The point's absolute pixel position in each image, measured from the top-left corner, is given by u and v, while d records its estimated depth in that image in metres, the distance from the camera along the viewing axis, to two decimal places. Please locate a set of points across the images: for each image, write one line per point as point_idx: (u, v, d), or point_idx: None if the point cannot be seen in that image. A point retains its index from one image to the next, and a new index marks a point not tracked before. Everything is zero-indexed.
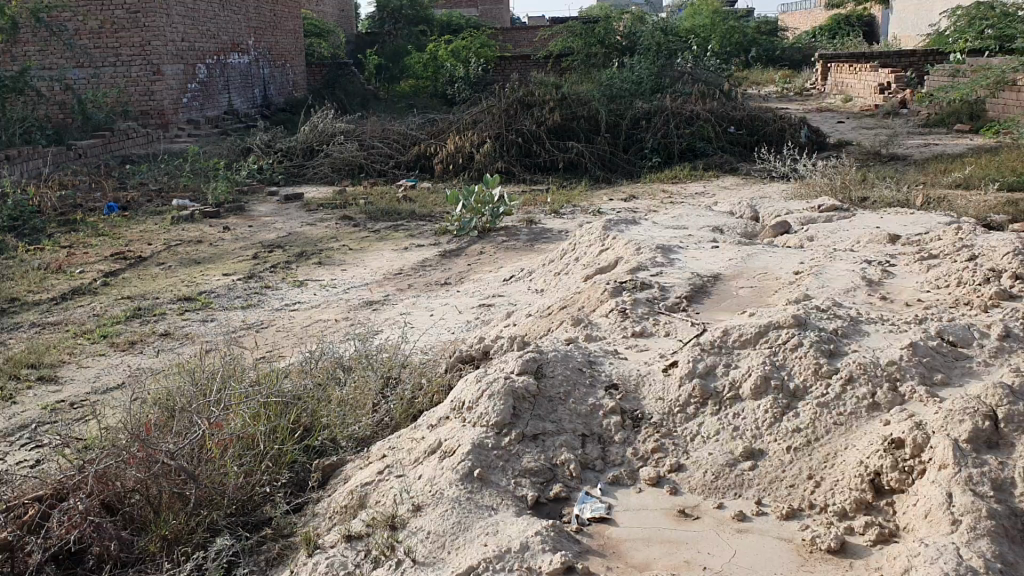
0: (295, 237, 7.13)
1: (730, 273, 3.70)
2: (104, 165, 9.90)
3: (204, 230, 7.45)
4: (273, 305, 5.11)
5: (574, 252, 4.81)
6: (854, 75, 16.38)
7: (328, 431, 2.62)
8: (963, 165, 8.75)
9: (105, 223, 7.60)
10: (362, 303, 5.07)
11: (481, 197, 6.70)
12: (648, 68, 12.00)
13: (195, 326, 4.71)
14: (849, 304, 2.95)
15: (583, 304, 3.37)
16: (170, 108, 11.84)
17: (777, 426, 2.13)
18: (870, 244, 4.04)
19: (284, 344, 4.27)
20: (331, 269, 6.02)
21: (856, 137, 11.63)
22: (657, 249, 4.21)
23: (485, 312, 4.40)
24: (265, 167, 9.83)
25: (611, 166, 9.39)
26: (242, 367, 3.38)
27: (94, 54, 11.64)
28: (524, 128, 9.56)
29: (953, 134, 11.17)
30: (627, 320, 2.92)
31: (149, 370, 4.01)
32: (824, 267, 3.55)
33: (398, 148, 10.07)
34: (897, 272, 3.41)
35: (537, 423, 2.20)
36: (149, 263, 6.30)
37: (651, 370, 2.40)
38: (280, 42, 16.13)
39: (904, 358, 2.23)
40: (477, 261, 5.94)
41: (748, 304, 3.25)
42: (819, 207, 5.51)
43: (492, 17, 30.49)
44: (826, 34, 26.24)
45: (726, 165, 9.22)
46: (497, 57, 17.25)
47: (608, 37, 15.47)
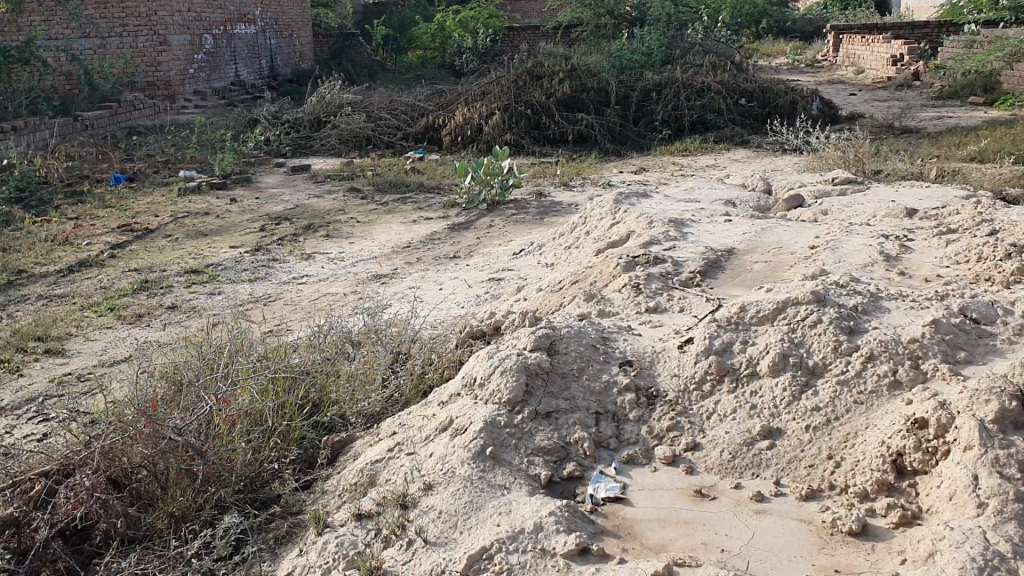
0: (302, 209, 7.08)
1: (744, 247, 3.64)
2: (111, 137, 9.85)
3: (211, 202, 7.41)
4: (281, 279, 5.06)
5: (584, 226, 4.76)
6: (866, 46, 16.18)
7: (337, 407, 2.59)
8: (978, 138, 8.64)
9: (112, 195, 7.55)
10: (371, 276, 5.02)
11: (490, 170, 6.63)
12: (659, 39, 11.86)
13: (202, 298, 4.68)
14: (866, 279, 2.89)
15: (595, 278, 3.32)
16: (177, 78, 11.76)
17: (796, 405, 2.08)
18: (887, 218, 3.98)
19: (292, 319, 4.23)
20: (339, 242, 5.97)
21: (868, 110, 11.49)
22: (670, 223, 4.15)
23: (495, 286, 4.35)
24: (272, 138, 9.76)
25: (621, 139, 9.30)
26: (250, 342, 3.35)
27: (100, 24, 11.55)
28: (533, 99, 9.46)
29: (967, 107, 11.02)
30: (641, 295, 2.87)
31: (157, 343, 3.98)
32: (840, 241, 3.49)
33: (406, 119, 9.99)
34: (915, 247, 3.35)
35: (550, 400, 2.16)
36: (156, 235, 6.26)
37: (666, 346, 2.36)
38: (287, 12, 15.99)
39: (926, 335, 2.17)
40: (486, 234, 5.89)
41: (763, 278, 3.20)
42: (833, 180, 5.43)
43: None
44: (838, 5, 25.92)
45: (737, 138, 9.12)
46: (505, 27, 17.08)
47: (617, 7, 15.29)
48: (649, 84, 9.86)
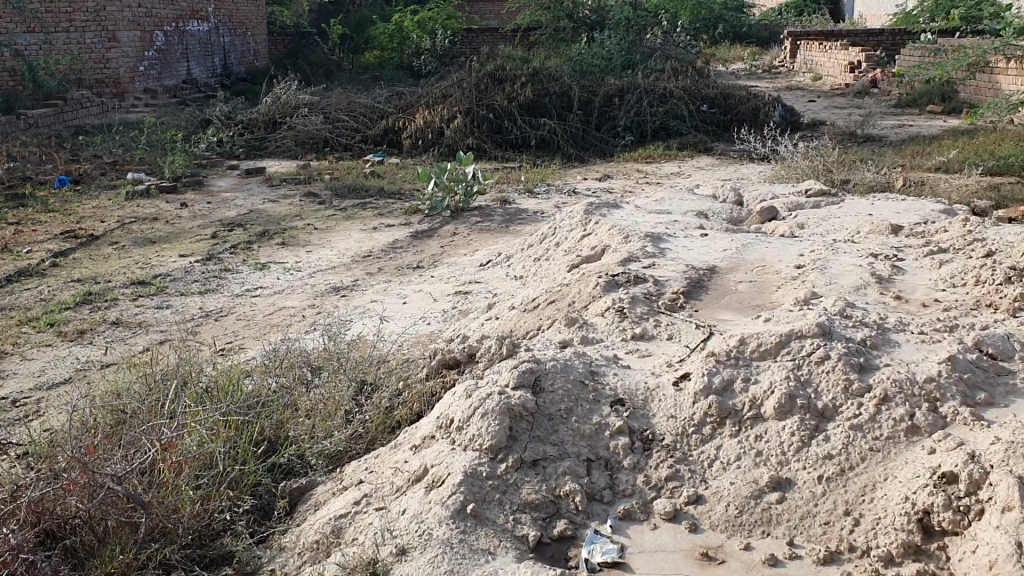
0: (256, 215, 6.81)
1: (726, 266, 3.46)
2: (57, 136, 9.45)
3: (160, 206, 7.09)
4: (234, 291, 4.79)
5: (555, 238, 4.57)
6: (823, 53, 16.26)
7: (295, 448, 2.35)
8: (943, 147, 8.59)
9: (55, 198, 7.20)
10: (330, 288, 4.78)
11: (453, 175, 6.41)
12: (620, 43, 11.76)
13: (150, 313, 4.40)
14: (862, 305, 2.73)
15: (573, 298, 3.12)
16: (126, 76, 11.38)
17: (805, 452, 1.90)
18: (871, 234, 3.83)
19: (246, 336, 3.97)
20: (296, 250, 5.72)
21: (830, 117, 11.48)
22: (646, 238, 3.97)
23: (463, 302, 4.14)
24: (225, 139, 9.44)
25: (584, 144, 9.13)
26: (199, 367, 3.10)
27: (46, 19, 11.02)
28: (495, 103, 9.26)
29: (927, 115, 11.04)
30: (625, 320, 2.67)
31: (100, 363, 3.70)
32: (827, 261, 3.32)
33: (364, 121, 9.72)
34: (907, 267, 3.20)
35: (536, 446, 1.95)
36: (101, 242, 5.94)
37: (660, 382, 2.15)
38: (240, 9, 15.67)
39: (943, 373, 2.00)
40: (450, 243, 5.68)
41: (751, 301, 3.02)
42: (807, 192, 5.30)
43: None
44: (793, 12, 26.24)
45: (701, 145, 9.01)
46: (463, 29, 16.89)
47: (576, 11, 15.15)
48: (612, 89, 9.71)
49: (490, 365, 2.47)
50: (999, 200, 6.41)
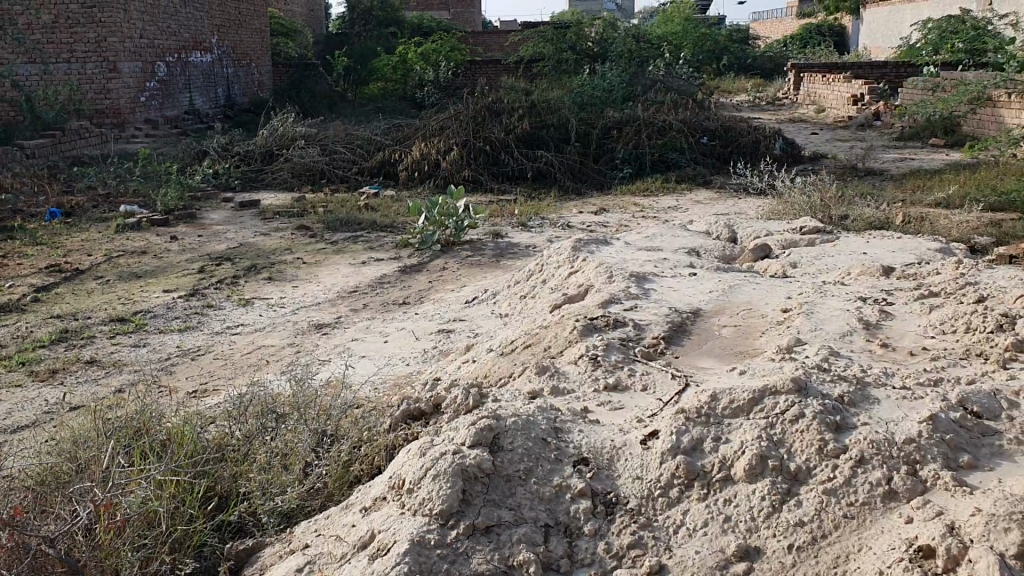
0: (246, 248, 6.73)
1: (711, 308, 3.36)
2: (53, 167, 9.39)
3: (150, 240, 7.01)
4: (214, 329, 4.70)
5: (541, 276, 4.49)
6: (826, 85, 16.23)
7: (246, 504, 2.25)
8: (944, 181, 8.49)
9: (45, 231, 7.14)
10: (311, 325, 4.69)
11: (444, 210, 6.33)
12: (620, 76, 11.75)
13: (126, 352, 4.30)
14: (847, 355, 2.62)
15: (550, 342, 3.01)
16: (126, 106, 11.33)
17: (776, 518, 1.79)
18: (862, 275, 3.73)
19: (220, 378, 3.87)
20: (282, 285, 5.63)
21: (832, 150, 11.42)
22: (631, 277, 3.87)
23: (444, 342, 4.04)
24: (220, 171, 9.40)
25: (581, 177, 9.06)
26: (162, 414, 3.00)
27: (47, 50, 11.04)
28: (492, 135, 9.19)
29: (929, 149, 10.98)
30: (599, 369, 2.56)
31: (68, 406, 3.60)
32: (814, 304, 3.22)
33: (361, 153, 9.67)
34: (896, 312, 3.09)
35: (491, 511, 1.84)
36: (86, 277, 5.86)
37: (628, 440, 2.05)
38: (243, 41, 15.75)
39: (923, 434, 1.89)
40: (439, 278, 5.59)
41: (734, 347, 2.91)
42: (801, 229, 5.21)
43: (464, 22, 30.99)
44: (797, 43, 26.35)
45: (700, 178, 8.94)
46: (466, 61, 16.93)
47: (579, 43, 15.17)
48: (610, 121, 9.66)
49: (453, 420, 2.36)
50: (999, 237, 6.30)
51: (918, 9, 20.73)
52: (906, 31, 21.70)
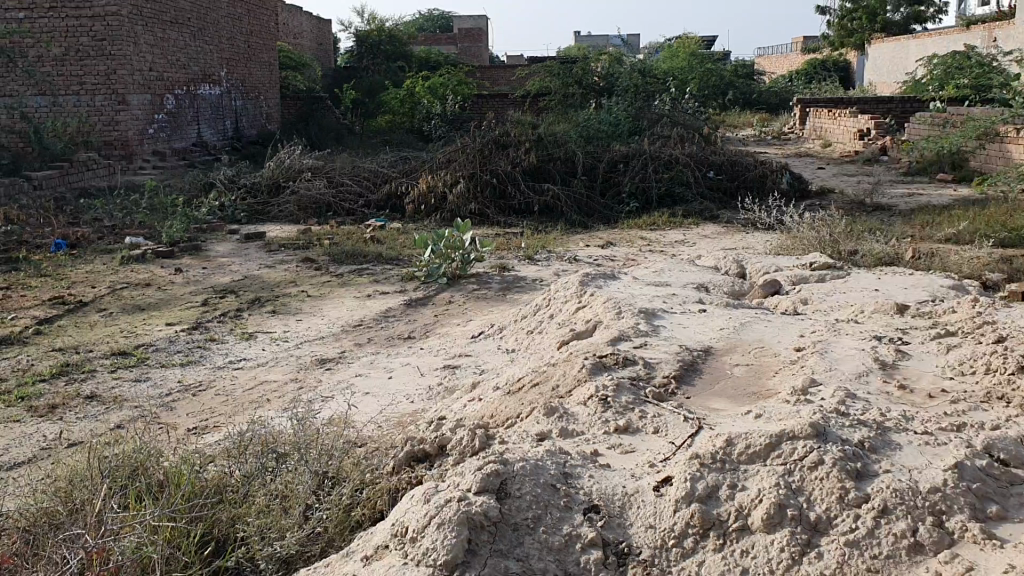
0: (251, 281, 6.69)
1: (722, 346, 3.29)
2: (60, 198, 9.38)
3: (154, 272, 6.97)
4: (216, 363, 4.64)
5: (548, 312, 4.42)
6: (832, 120, 16.25)
7: (244, 550, 2.19)
8: (954, 217, 8.43)
9: (50, 262, 7.10)
10: (314, 360, 4.62)
11: (450, 243, 6.28)
12: (626, 110, 11.77)
13: (127, 386, 4.24)
14: (864, 397, 2.54)
15: (558, 382, 2.94)
16: (135, 138, 11.35)
17: (796, 571, 1.71)
18: (876, 314, 3.66)
19: (221, 415, 3.80)
20: (286, 319, 5.57)
21: (839, 184, 11.38)
22: (640, 313, 3.80)
23: (449, 379, 3.97)
24: (226, 204, 9.39)
25: (588, 210, 9.02)
26: (160, 455, 2.94)
27: (57, 82, 11.09)
28: (499, 168, 9.15)
29: (937, 184, 10.93)
30: (609, 410, 2.48)
31: (67, 441, 3.53)
32: (828, 344, 3.15)
33: (368, 186, 9.65)
34: (912, 352, 3.02)
35: (497, 562, 1.78)
36: (90, 309, 5.81)
37: (640, 486, 1.97)
38: (252, 73, 15.84)
39: (949, 483, 1.83)
40: (444, 312, 5.52)
41: (747, 388, 2.83)
42: (811, 265, 5.14)
43: (472, 56, 31.27)
44: (802, 78, 26.47)
45: (706, 213, 8.89)
46: (474, 94, 16.99)
47: (585, 78, 15.23)
48: (617, 155, 9.64)
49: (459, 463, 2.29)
50: (1011, 274, 6.23)
51: (923, 45, 20.86)
52: (911, 66, 21.80)
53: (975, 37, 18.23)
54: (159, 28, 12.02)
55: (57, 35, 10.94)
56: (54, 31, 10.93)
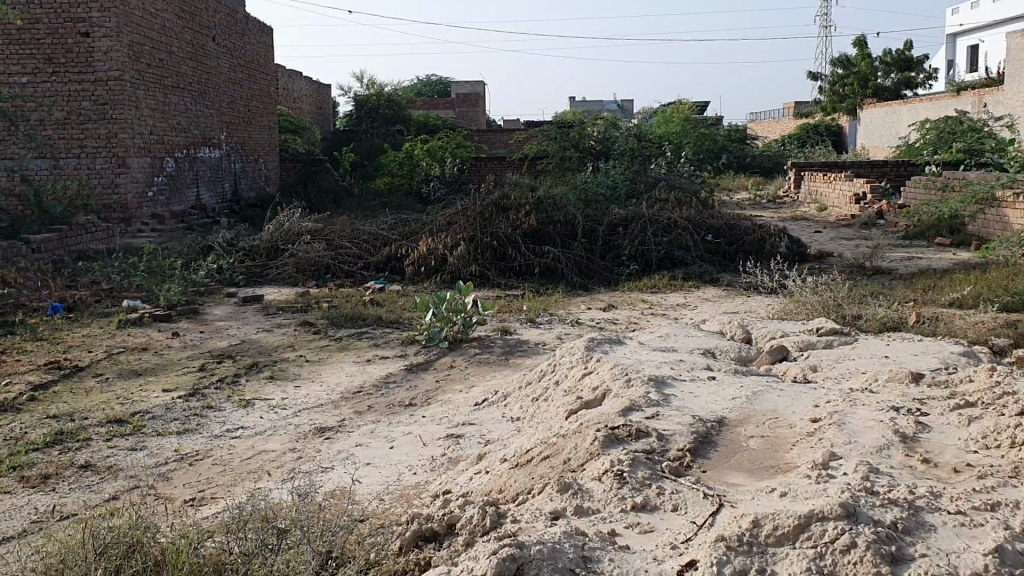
0: (249, 345, 6.61)
1: (735, 416, 3.20)
2: (58, 261, 9.32)
3: (151, 336, 6.88)
4: (214, 431, 4.53)
5: (553, 378, 4.36)
6: (827, 183, 16.33)
7: None
8: (955, 281, 8.41)
9: (46, 326, 7.02)
10: (314, 428, 4.52)
11: (452, 305, 6.21)
12: (624, 174, 11.83)
13: (122, 455, 4.13)
14: (888, 472, 2.46)
15: (569, 454, 2.85)
16: (134, 201, 11.34)
17: None
18: (891, 382, 3.58)
19: (219, 486, 3.70)
20: (284, 385, 5.48)
21: (837, 248, 11.39)
22: (649, 381, 3.73)
23: (453, 448, 3.87)
24: (225, 266, 9.35)
25: (588, 273, 8.98)
26: (157, 531, 2.83)
27: (58, 145, 11.11)
28: (499, 230, 9.14)
29: (934, 248, 10.94)
30: (624, 487, 2.41)
31: (60, 513, 3.41)
32: (845, 415, 3.07)
33: (367, 248, 9.62)
34: (932, 424, 2.95)
35: None
36: (85, 374, 5.71)
37: (663, 570, 1.95)
38: (252, 137, 15.95)
39: (990, 568, 1.83)
40: (446, 377, 5.44)
41: (764, 461, 2.75)
42: (817, 330, 5.08)
43: (469, 120, 31.57)
44: (795, 143, 26.74)
45: (707, 276, 8.86)
46: (472, 158, 17.11)
47: (582, 142, 15.35)
48: (616, 218, 9.65)
49: (476, 545, 2.25)
50: (1016, 338, 6.18)
51: (915, 111, 21.13)
52: (903, 131, 22.02)
53: (966, 102, 18.44)
54: (160, 92, 12.12)
55: (59, 100, 11.00)
56: (56, 95, 10.99)
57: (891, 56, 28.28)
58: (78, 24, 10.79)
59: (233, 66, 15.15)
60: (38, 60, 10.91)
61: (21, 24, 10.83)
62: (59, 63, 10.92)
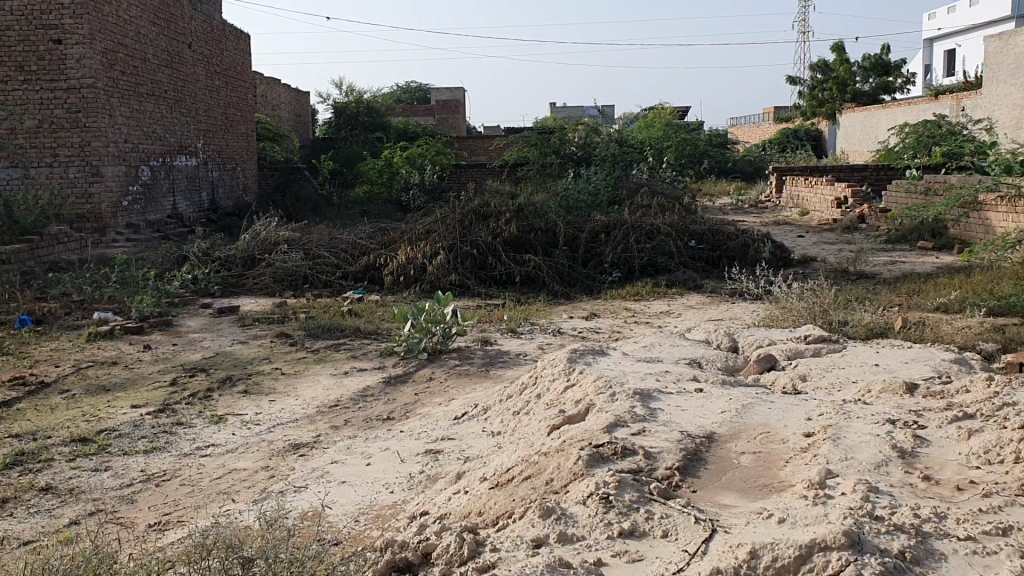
0: (223, 358, 6.43)
1: (725, 432, 3.06)
2: (28, 272, 9.09)
3: (122, 350, 6.68)
4: (182, 450, 4.34)
5: (535, 391, 4.21)
6: (808, 188, 16.26)
7: None
8: (940, 285, 8.33)
9: (13, 340, 6.81)
10: (288, 445, 4.35)
11: (431, 316, 6.07)
12: (605, 180, 11.73)
13: (86, 477, 3.95)
14: (889, 490, 2.35)
15: (552, 474, 2.71)
16: (108, 211, 11.11)
17: None
18: (884, 393, 3.46)
19: (186, 508, 3.53)
20: (259, 399, 5.30)
21: (820, 253, 11.31)
22: (635, 395, 3.58)
23: (431, 466, 3.71)
24: (200, 277, 9.16)
25: (570, 281, 8.85)
26: (116, 561, 2.67)
27: (30, 154, 10.87)
28: (479, 239, 9.00)
29: (917, 252, 10.89)
30: (610, 511, 2.28)
31: (16, 540, 3.23)
32: (840, 428, 2.94)
33: (346, 257, 9.44)
34: (931, 438, 2.83)
35: None
36: (51, 390, 5.52)
37: None
38: (229, 145, 15.75)
39: None
40: (425, 390, 5.28)
41: (756, 479, 2.62)
42: (805, 337, 4.94)
43: (449, 126, 31.41)
44: (775, 147, 26.79)
45: (691, 282, 8.75)
46: (452, 164, 16.96)
47: (563, 148, 15.25)
48: (599, 225, 9.53)
49: None
50: (1005, 342, 6.07)
51: (893, 115, 21.17)
52: (882, 135, 22.04)
53: (943, 106, 18.49)
54: (135, 99, 11.91)
55: (31, 108, 10.78)
56: (28, 103, 10.76)
57: (869, 60, 28.39)
58: (50, 30, 10.58)
59: (210, 73, 14.94)
60: (9, 67, 10.69)
61: None
62: (31, 71, 10.69)
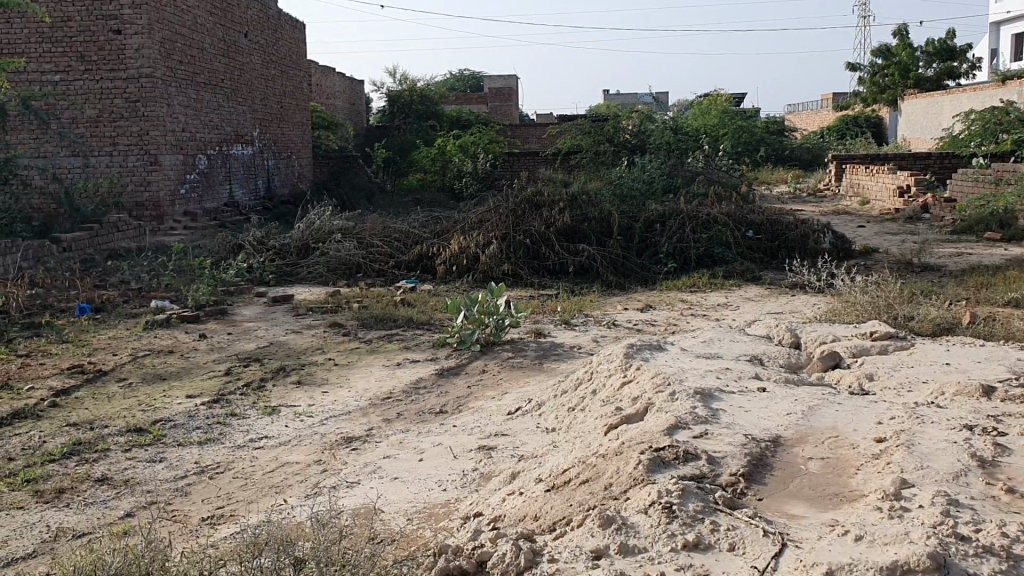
0: (277, 348, 6.43)
1: (792, 435, 2.94)
2: (88, 260, 9.20)
3: (178, 338, 6.72)
4: (236, 442, 4.33)
5: (592, 388, 4.11)
6: (869, 177, 15.85)
7: None
8: (1009, 279, 8.01)
9: (71, 328, 6.88)
10: (341, 439, 4.32)
11: (484, 308, 5.99)
12: (660, 169, 11.53)
13: (142, 467, 3.95)
14: (969, 502, 2.23)
15: (611, 478, 2.62)
16: (166, 199, 11.22)
17: None
18: (958, 396, 3.30)
19: (239, 502, 3.51)
20: (312, 391, 5.28)
21: (883, 243, 10.98)
22: (695, 394, 3.46)
23: (485, 463, 3.64)
24: (254, 266, 9.19)
25: (624, 272, 8.70)
26: (169, 558, 2.64)
27: (90, 144, 11.03)
28: (532, 228, 8.89)
29: (985, 242, 10.51)
30: (675, 522, 2.19)
31: (72, 532, 3.24)
32: (913, 433, 2.80)
33: (399, 247, 9.42)
34: (1011, 446, 2.68)
35: None
36: (108, 379, 5.56)
37: None
38: (285, 134, 15.84)
39: None
40: (478, 383, 5.22)
41: (824, 487, 2.50)
42: (872, 334, 4.74)
43: (502, 116, 31.26)
44: (834, 135, 26.20)
45: (749, 274, 8.55)
46: (504, 152, 16.86)
47: (617, 135, 15.06)
48: (654, 215, 9.37)
49: None
50: None
51: (958, 101, 20.53)
52: (946, 121, 21.41)
53: (1011, 92, 17.86)
54: (193, 89, 12.03)
55: (91, 98, 10.92)
56: (89, 93, 10.91)
57: (933, 46, 27.58)
58: (110, 21, 10.69)
59: (265, 63, 15.03)
60: (70, 57, 10.83)
61: (53, 22, 10.74)
62: (91, 62, 10.82)
